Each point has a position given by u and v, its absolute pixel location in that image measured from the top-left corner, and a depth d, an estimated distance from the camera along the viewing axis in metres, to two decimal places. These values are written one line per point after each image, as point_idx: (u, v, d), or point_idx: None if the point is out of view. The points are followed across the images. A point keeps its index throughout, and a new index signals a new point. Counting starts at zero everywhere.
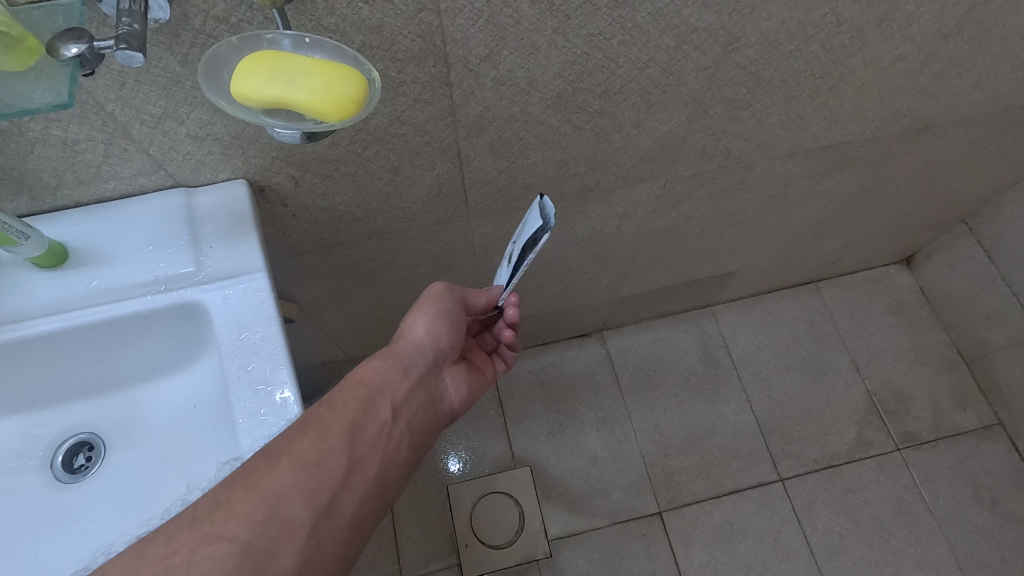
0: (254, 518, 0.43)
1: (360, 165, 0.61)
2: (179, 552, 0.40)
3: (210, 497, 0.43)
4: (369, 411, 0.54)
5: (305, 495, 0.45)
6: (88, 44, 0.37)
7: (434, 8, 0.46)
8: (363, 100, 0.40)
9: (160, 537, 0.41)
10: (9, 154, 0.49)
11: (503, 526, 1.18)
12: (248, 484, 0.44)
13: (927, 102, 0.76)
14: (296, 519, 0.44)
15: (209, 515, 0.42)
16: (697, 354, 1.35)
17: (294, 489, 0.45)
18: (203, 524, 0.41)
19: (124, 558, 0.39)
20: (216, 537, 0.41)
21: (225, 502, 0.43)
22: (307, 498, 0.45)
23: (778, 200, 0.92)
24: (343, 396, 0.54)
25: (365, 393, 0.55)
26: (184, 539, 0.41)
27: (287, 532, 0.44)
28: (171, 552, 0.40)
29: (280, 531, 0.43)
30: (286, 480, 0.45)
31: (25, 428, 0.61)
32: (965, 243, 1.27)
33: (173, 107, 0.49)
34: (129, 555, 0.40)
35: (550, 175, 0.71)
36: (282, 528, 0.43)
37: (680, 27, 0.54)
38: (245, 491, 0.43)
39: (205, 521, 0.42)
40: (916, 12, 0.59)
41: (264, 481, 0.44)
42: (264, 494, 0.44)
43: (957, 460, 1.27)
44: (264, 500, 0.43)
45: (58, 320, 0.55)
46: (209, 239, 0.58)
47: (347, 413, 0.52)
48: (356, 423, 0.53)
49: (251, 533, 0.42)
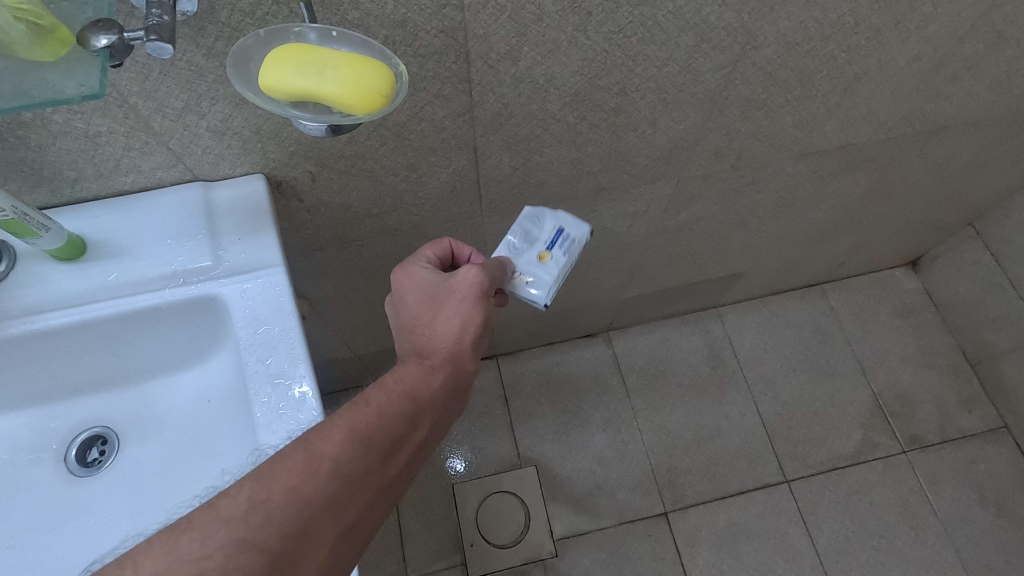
0: (287, 529, 0.40)
1: (376, 162, 0.61)
2: (214, 553, 0.37)
3: (245, 494, 0.40)
4: (411, 426, 0.48)
5: (334, 510, 0.43)
6: (119, 35, 0.37)
7: (458, 4, 0.46)
8: (391, 93, 0.40)
9: (194, 529, 0.38)
10: (30, 146, 0.49)
11: (509, 526, 1.18)
12: (287, 487, 0.41)
13: (940, 103, 0.76)
14: (324, 534, 0.42)
15: (245, 514, 0.39)
16: (702, 355, 1.36)
17: (326, 503, 0.42)
18: (238, 522, 0.39)
19: (155, 549, 0.37)
20: (249, 545, 0.38)
21: (263, 502, 0.40)
22: (336, 514, 0.43)
23: (788, 201, 0.93)
24: (386, 399, 0.48)
25: (408, 404, 0.49)
26: (220, 541, 0.38)
27: (313, 547, 0.41)
28: (205, 554, 0.37)
29: (308, 546, 0.41)
30: (322, 493, 0.42)
31: (39, 422, 0.61)
32: (972, 245, 1.27)
33: (195, 101, 0.49)
34: (161, 547, 0.37)
35: (563, 174, 0.72)
36: (310, 541, 0.41)
37: (699, 26, 0.54)
38: (282, 496, 0.41)
39: (240, 518, 0.39)
40: (932, 13, 0.59)
41: (301, 489, 0.41)
42: (301, 502, 0.41)
43: (963, 464, 1.27)
44: (301, 509, 0.41)
45: (77, 313, 0.55)
46: (227, 233, 0.58)
47: (390, 427, 0.47)
48: (398, 438, 0.47)
49: (281, 544, 0.40)
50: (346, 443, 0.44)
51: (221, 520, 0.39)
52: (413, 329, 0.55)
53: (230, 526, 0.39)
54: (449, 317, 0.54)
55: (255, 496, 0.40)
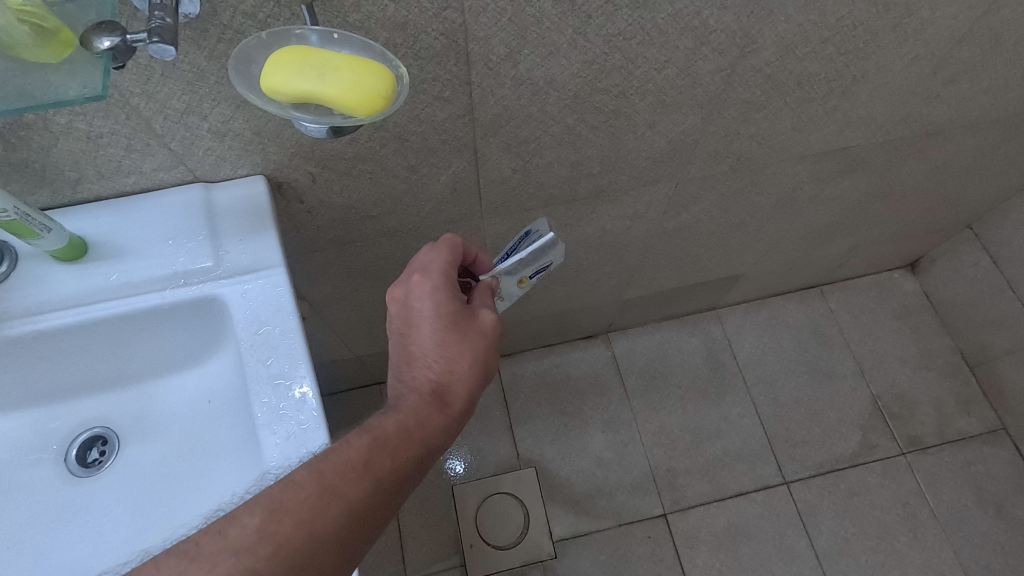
0: (294, 561, 0.42)
1: (376, 163, 0.61)
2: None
3: (254, 523, 0.42)
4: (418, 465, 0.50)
5: (341, 544, 0.45)
6: (121, 37, 0.37)
7: (458, 6, 0.46)
8: (392, 95, 0.40)
9: (203, 557, 0.41)
10: (32, 147, 0.50)
11: (508, 527, 1.18)
12: (297, 521, 0.43)
13: (937, 106, 0.77)
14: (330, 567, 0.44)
15: (253, 545, 0.42)
16: (702, 357, 1.36)
17: (335, 538, 0.44)
18: (246, 553, 0.41)
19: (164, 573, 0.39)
20: None
21: (272, 533, 0.42)
22: (343, 548, 0.45)
23: (787, 203, 0.93)
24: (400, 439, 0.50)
25: (418, 444, 0.50)
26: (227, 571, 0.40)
27: None
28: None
29: None
30: (331, 528, 0.44)
31: (39, 422, 0.61)
32: (971, 248, 1.27)
33: (197, 102, 0.49)
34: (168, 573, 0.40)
35: (563, 175, 0.72)
36: (315, 574, 0.43)
37: (699, 28, 0.54)
38: (293, 528, 0.43)
39: (249, 550, 0.41)
40: (930, 16, 0.60)
41: (312, 525, 0.44)
42: (309, 537, 0.43)
43: (962, 465, 1.27)
44: (310, 544, 0.43)
45: (78, 314, 0.55)
46: (228, 234, 0.58)
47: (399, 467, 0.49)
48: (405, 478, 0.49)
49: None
50: (358, 483, 0.46)
51: (230, 550, 0.41)
52: (426, 358, 0.53)
53: (238, 556, 0.41)
54: (469, 356, 0.53)
55: (265, 526, 0.42)
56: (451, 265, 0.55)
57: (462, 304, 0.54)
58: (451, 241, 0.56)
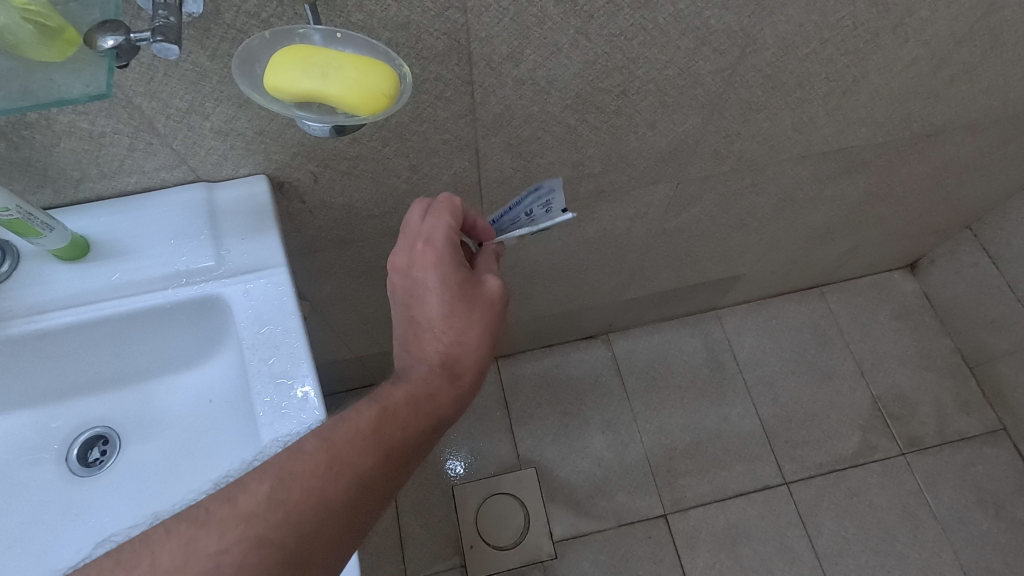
0: (304, 531, 0.42)
1: (378, 163, 0.62)
2: (233, 546, 0.39)
3: (264, 490, 0.42)
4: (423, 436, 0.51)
5: (349, 513, 0.45)
6: (125, 36, 0.38)
7: (460, 6, 0.46)
8: (395, 93, 0.41)
9: None
10: (35, 146, 0.50)
11: (509, 528, 1.18)
12: (305, 489, 0.43)
13: (937, 107, 0.77)
14: (338, 537, 0.44)
15: (264, 511, 0.41)
16: (702, 357, 1.36)
17: (344, 506, 0.45)
18: (255, 519, 0.41)
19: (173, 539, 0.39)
20: (264, 541, 0.40)
21: (282, 502, 0.42)
22: (351, 517, 0.45)
23: (787, 204, 0.93)
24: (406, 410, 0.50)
25: (423, 416, 0.51)
26: (236, 539, 0.40)
27: (327, 547, 0.43)
28: (222, 549, 0.39)
29: (321, 546, 0.43)
30: (340, 497, 0.45)
31: (40, 421, 0.61)
32: (970, 249, 1.28)
33: (199, 102, 0.49)
34: (179, 538, 0.39)
35: (564, 175, 0.72)
36: (325, 541, 0.43)
37: (700, 28, 0.54)
38: (301, 497, 0.43)
39: (259, 516, 0.41)
40: (930, 16, 0.60)
41: (322, 492, 0.44)
42: (318, 505, 0.43)
43: (962, 465, 1.27)
44: (319, 511, 0.43)
45: (80, 314, 0.55)
46: (230, 233, 0.58)
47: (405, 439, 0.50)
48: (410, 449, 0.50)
49: (297, 544, 0.42)
50: (366, 454, 0.47)
51: (240, 517, 0.41)
52: (432, 329, 0.53)
53: (248, 522, 0.41)
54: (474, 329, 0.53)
55: (274, 495, 0.42)
56: (455, 233, 0.53)
57: (468, 277, 0.53)
58: (451, 204, 0.53)
